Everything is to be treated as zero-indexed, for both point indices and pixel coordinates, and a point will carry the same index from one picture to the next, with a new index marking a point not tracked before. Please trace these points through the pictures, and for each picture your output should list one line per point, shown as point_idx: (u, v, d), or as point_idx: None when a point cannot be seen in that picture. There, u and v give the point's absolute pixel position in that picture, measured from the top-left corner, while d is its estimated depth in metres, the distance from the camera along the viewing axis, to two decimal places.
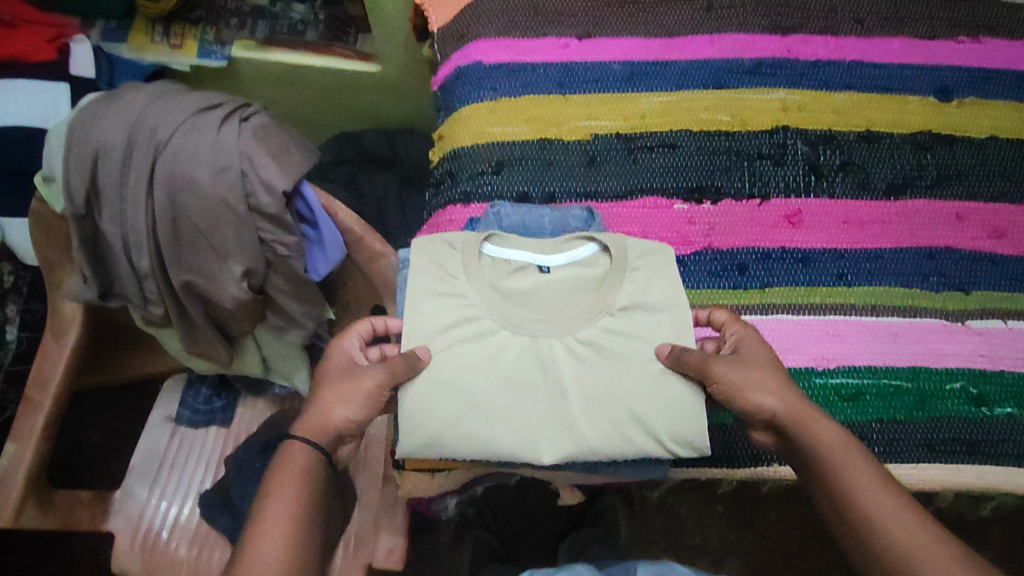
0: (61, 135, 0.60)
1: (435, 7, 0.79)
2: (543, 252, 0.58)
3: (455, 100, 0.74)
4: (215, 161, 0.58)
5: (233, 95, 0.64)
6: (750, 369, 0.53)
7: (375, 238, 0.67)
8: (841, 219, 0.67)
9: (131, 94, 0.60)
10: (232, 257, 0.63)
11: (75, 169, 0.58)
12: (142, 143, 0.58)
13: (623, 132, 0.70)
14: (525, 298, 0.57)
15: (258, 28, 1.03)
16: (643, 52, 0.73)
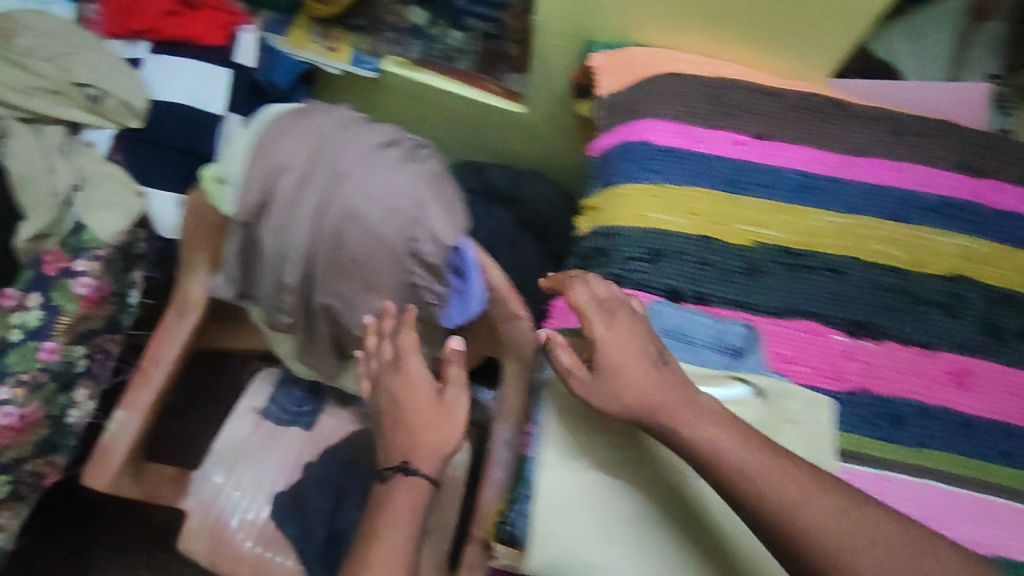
0: (243, 143, 0.60)
1: (608, 72, 0.76)
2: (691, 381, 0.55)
3: (614, 174, 0.72)
4: (390, 203, 0.59)
5: (410, 133, 0.64)
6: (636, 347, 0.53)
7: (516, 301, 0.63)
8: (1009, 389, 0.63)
9: (319, 116, 0.61)
10: (377, 290, 0.63)
11: (252, 182, 0.59)
12: (323, 170, 0.58)
13: (789, 246, 0.67)
14: None
15: (413, 46, 1.03)
16: (823, 166, 0.68)
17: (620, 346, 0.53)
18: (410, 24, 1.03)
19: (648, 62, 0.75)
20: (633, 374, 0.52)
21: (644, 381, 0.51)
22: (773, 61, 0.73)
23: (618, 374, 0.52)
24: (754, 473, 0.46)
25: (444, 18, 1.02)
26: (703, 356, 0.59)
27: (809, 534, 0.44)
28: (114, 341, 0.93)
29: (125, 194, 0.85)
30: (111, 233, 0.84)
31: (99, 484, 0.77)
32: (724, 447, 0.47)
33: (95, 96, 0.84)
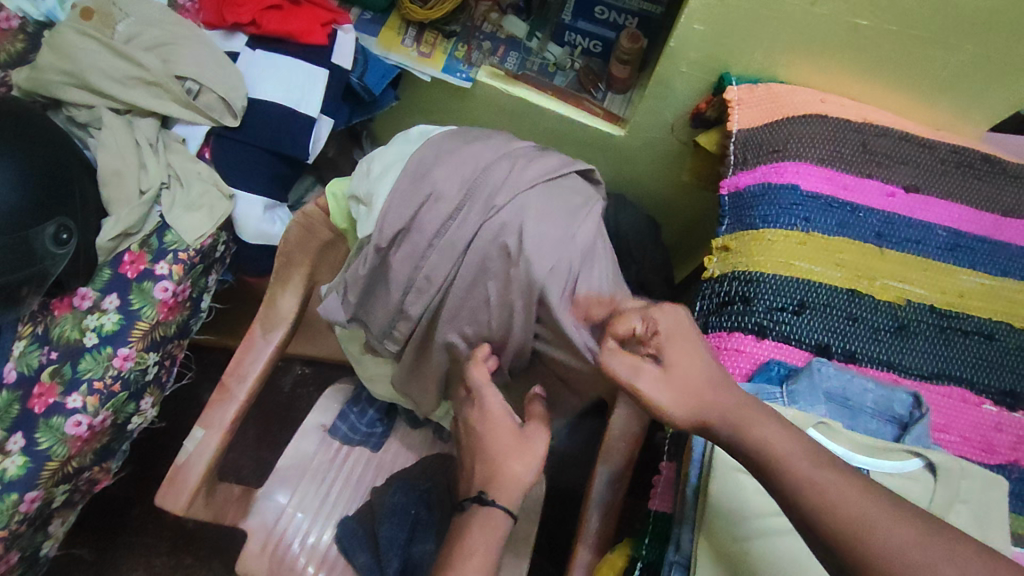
0: (395, 165, 0.59)
1: (742, 107, 0.74)
2: (864, 452, 0.53)
3: (751, 215, 0.69)
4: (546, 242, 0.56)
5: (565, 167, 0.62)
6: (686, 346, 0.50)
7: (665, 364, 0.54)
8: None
9: (478, 145, 0.59)
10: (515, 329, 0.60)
11: (402, 205, 0.56)
12: (477, 202, 0.56)
13: (938, 306, 0.64)
14: None
15: (509, 58, 1.01)
16: (972, 224, 0.67)
17: (677, 339, 0.50)
18: (507, 34, 1.02)
19: (793, 103, 0.73)
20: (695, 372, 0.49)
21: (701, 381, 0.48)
22: (924, 112, 0.74)
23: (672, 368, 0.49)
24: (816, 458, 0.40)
25: (544, 31, 1.01)
26: (868, 424, 0.57)
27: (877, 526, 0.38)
28: (181, 347, 0.86)
29: (212, 196, 0.81)
30: (195, 236, 0.79)
31: (174, 506, 0.68)
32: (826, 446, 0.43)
33: (192, 89, 0.81)
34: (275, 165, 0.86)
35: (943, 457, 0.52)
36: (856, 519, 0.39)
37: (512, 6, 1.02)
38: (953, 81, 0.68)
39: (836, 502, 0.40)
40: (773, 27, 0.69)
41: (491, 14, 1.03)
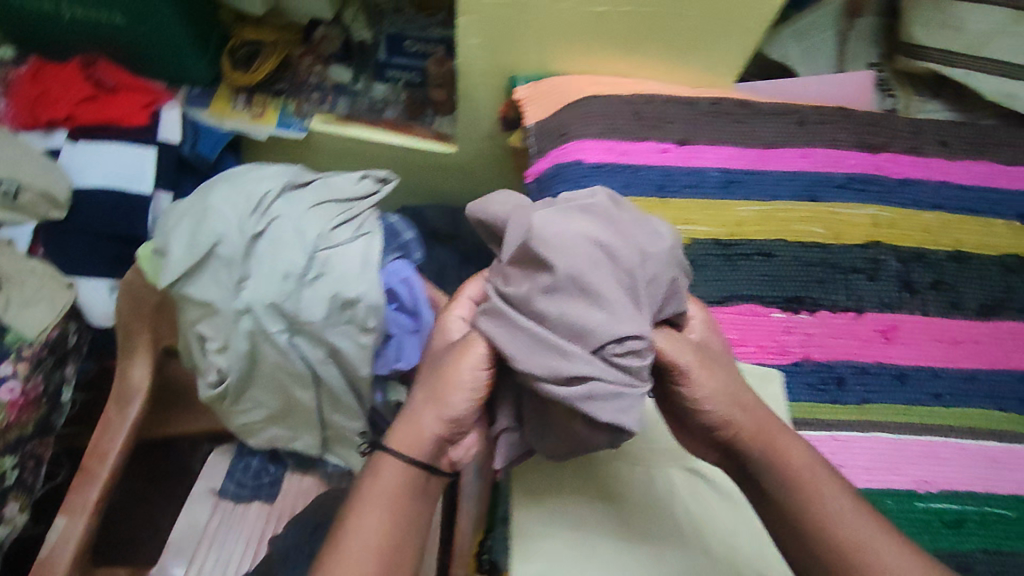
0: (191, 220, 0.60)
1: (533, 104, 0.81)
2: None
3: (550, 196, 0.75)
4: (347, 266, 0.60)
5: (363, 228, 0.63)
6: (723, 375, 0.51)
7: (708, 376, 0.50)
8: (1012, 336, 0.69)
9: (270, 205, 0.61)
10: (593, 329, 0.43)
11: (208, 260, 0.59)
12: (272, 272, 0.59)
13: (720, 238, 0.71)
14: None
15: (339, 102, 1.07)
16: (739, 161, 0.75)
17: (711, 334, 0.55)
18: (333, 81, 1.08)
19: (571, 90, 0.81)
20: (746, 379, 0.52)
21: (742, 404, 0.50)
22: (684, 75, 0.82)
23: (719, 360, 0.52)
24: (810, 469, 0.49)
25: (367, 73, 1.08)
26: None
27: (845, 541, 0.45)
28: (47, 446, 0.85)
29: (52, 288, 0.82)
30: (37, 331, 0.79)
31: None
32: (813, 466, 0.49)
33: (11, 190, 0.82)
34: (118, 247, 0.90)
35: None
36: (847, 522, 0.46)
37: (334, 56, 1.08)
38: (698, 45, 0.77)
39: (828, 508, 0.47)
40: (534, 26, 0.76)
41: (314, 66, 1.08)
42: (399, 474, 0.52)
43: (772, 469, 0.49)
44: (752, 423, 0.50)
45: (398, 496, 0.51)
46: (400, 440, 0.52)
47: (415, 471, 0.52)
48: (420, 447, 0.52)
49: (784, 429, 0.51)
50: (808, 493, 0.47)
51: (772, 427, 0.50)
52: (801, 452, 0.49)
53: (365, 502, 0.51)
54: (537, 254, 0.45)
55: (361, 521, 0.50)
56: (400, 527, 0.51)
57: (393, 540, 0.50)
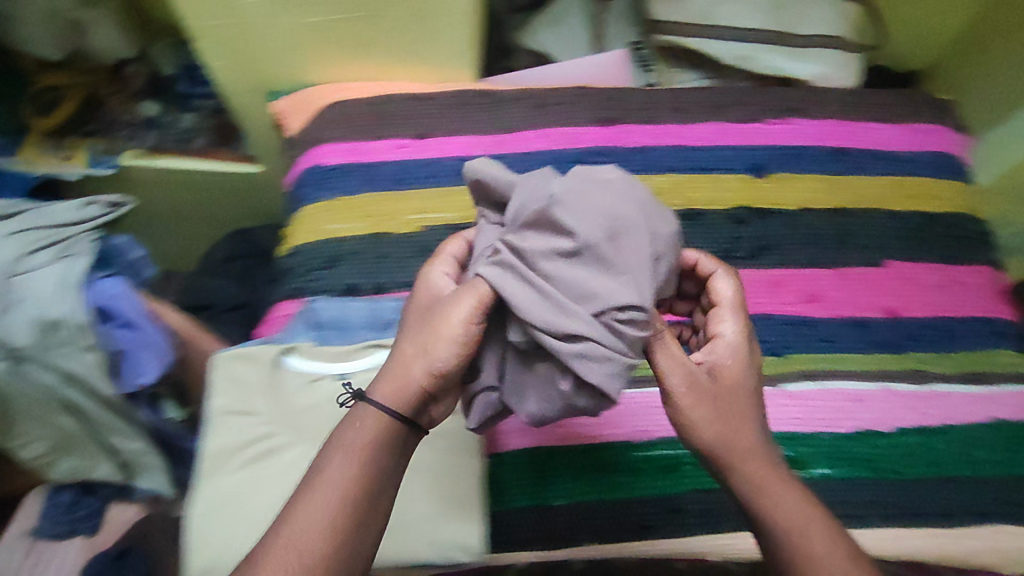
0: None
1: (292, 116, 0.84)
2: (337, 361, 0.60)
3: (299, 201, 0.77)
4: (43, 289, 0.62)
5: (64, 251, 0.65)
6: (718, 395, 0.47)
7: (726, 382, 0.48)
8: (772, 284, 0.73)
9: None
10: (600, 295, 0.42)
11: None
12: None
13: (454, 223, 0.73)
14: (322, 412, 0.58)
15: (147, 137, 1.08)
16: (476, 148, 0.77)
17: (728, 355, 0.50)
18: (142, 117, 1.08)
19: (322, 96, 0.82)
20: (748, 406, 0.47)
21: (742, 417, 0.47)
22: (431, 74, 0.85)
23: (721, 392, 0.47)
24: (793, 499, 0.44)
25: (173, 105, 1.09)
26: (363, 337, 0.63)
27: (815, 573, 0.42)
28: None
29: None
30: None
31: None
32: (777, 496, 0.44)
33: None
34: None
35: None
36: (819, 551, 0.42)
37: (143, 91, 1.08)
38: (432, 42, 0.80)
39: (799, 535, 0.43)
40: (266, 43, 0.77)
41: (122, 104, 1.08)
42: (390, 428, 0.44)
43: (761, 494, 0.44)
44: (725, 441, 0.45)
45: (377, 453, 0.43)
46: (388, 391, 0.44)
47: (392, 429, 0.44)
48: (403, 397, 0.44)
49: (778, 470, 0.46)
50: (797, 520, 0.43)
51: (758, 453, 0.46)
52: (798, 503, 0.44)
53: (335, 457, 0.42)
54: (555, 223, 0.44)
55: (316, 494, 0.41)
56: (369, 482, 0.42)
57: (355, 498, 0.41)
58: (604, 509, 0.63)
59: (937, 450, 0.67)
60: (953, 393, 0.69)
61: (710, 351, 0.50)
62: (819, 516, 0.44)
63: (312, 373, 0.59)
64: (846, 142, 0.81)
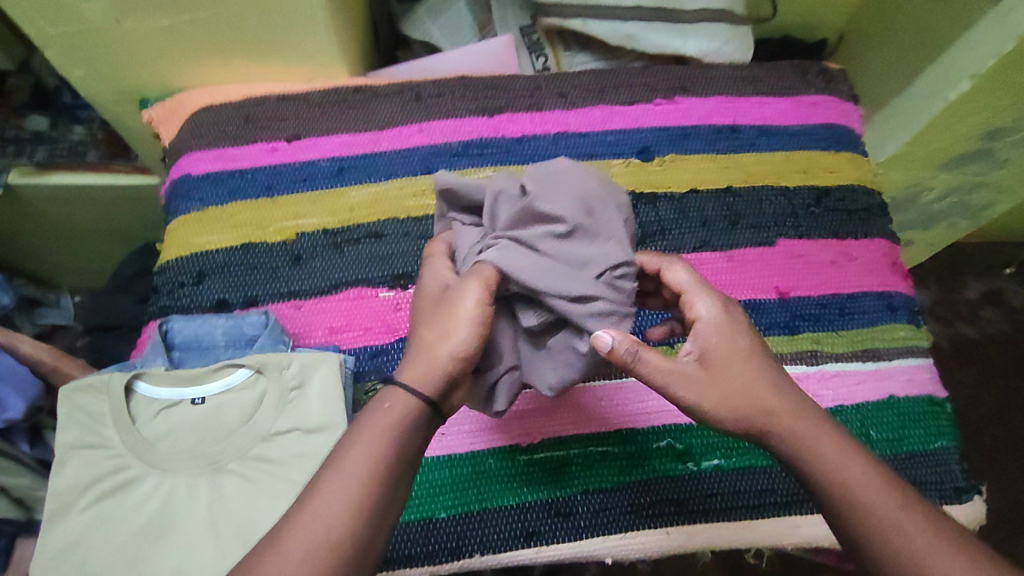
0: None
1: (163, 124, 0.79)
2: (191, 384, 0.56)
3: (169, 214, 0.74)
4: None
5: None
6: (724, 380, 0.49)
7: (724, 363, 0.50)
8: None
9: None
10: (595, 260, 0.50)
11: None
12: None
13: (330, 227, 0.71)
14: (177, 439, 0.55)
15: (36, 153, 1.00)
16: (352, 148, 0.75)
17: (723, 336, 0.51)
18: (31, 132, 1.01)
19: (190, 101, 0.78)
20: (760, 372, 0.50)
21: (758, 392, 0.49)
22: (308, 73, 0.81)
23: (723, 372, 0.50)
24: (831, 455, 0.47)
25: (62, 119, 1.03)
26: (225, 356, 0.60)
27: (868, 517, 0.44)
28: None
29: None
30: None
31: None
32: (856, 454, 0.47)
33: None
34: None
35: (258, 360, 0.57)
36: (866, 496, 0.45)
37: (26, 105, 1.01)
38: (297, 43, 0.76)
39: (844, 479, 0.46)
40: (119, 51, 0.73)
41: (8, 120, 1.01)
42: (413, 411, 0.45)
43: (802, 452, 0.47)
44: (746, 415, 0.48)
45: (398, 436, 0.44)
46: (416, 374, 0.46)
47: (417, 414, 0.45)
48: (433, 376, 0.46)
49: (813, 426, 0.49)
50: (842, 474, 0.46)
51: (790, 419, 0.49)
52: (834, 450, 0.47)
53: (363, 438, 0.43)
54: (541, 212, 0.51)
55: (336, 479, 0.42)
56: (393, 463, 0.43)
57: (378, 479, 0.43)
58: (493, 517, 0.60)
59: None
60: (845, 371, 0.67)
61: (697, 336, 0.51)
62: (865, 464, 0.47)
63: (165, 399, 0.56)
64: (734, 119, 0.79)
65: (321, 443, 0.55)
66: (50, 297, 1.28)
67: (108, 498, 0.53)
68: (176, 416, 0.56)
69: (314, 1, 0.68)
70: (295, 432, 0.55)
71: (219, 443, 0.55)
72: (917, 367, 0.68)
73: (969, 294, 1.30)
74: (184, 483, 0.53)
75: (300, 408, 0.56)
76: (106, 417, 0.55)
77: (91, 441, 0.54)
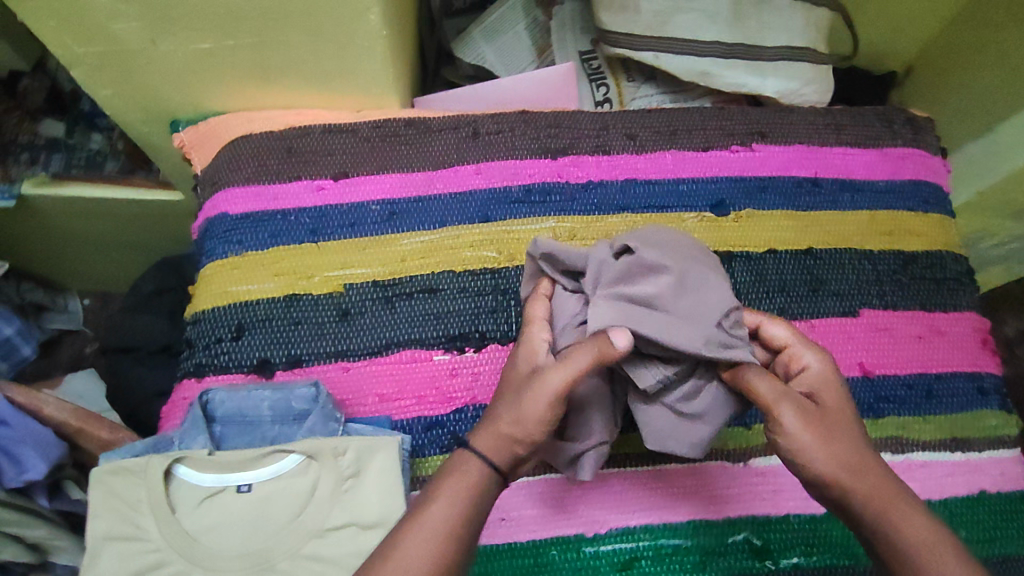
0: None
1: (197, 149, 0.72)
2: (237, 469, 0.52)
3: (203, 254, 0.67)
4: None
5: None
6: (829, 432, 0.47)
7: (828, 414, 0.48)
8: None
9: None
10: (712, 311, 0.49)
11: None
12: None
13: (380, 279, 0.65)
14: (221, 532, 0.50)
15: (53, 161, 0.93)
16: (404, 189, 0.68)
17: (830, 387, 0.49)
18: (47, 138, 0.94)
19: (226, 128, 0.71)
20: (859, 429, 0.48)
21: (857, 453, 0.46)
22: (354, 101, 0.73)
23: (825, 419, 0.48)
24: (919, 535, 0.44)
25: (81, 124, 0.96)
26: (270, 431, 0.55)
27: None
28: None
29: None
30: None
31: None
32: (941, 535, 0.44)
33: None
34: None
35: (311, 446, 0.52)
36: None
37: (42, 110, 0.95)
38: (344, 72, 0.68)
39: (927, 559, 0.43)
40: (153, 73, 0.65)
41: (23, 124, 0.94)
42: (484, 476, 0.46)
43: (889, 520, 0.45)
44: (852, 476, 0.45)
45: (474, 497, 0.45)
46: (483, 442, 0.47)
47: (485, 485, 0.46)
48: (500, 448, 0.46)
49: (904, 495, 0.46)
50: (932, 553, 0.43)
51: (883, 489, 0.46)
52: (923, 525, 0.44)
53: (442, 495, 0.44)
54: (646, 268, 0.50)
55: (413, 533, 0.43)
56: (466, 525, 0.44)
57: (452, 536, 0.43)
58: None
59: None
60: (935, 462, 0.64)
61: (803, 383, 0.50)
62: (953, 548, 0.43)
63: (208, 484, 0.52)
64: (815, 172, 0.73)
65: (379, 541, 0.50)
66: (59, 301, 1.19)
67: None
68: (220, 505, 0.51)
69: (373, 28, 0.61)
70: (351, 527, 0.51)
71: (267, 536, 0.50)
72: (1005, 461, 0.65)
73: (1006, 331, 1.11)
74: None
75: (357, 501, 0.51)
76: (143, 505, 0.50)
77: (127, 531, 0.49)
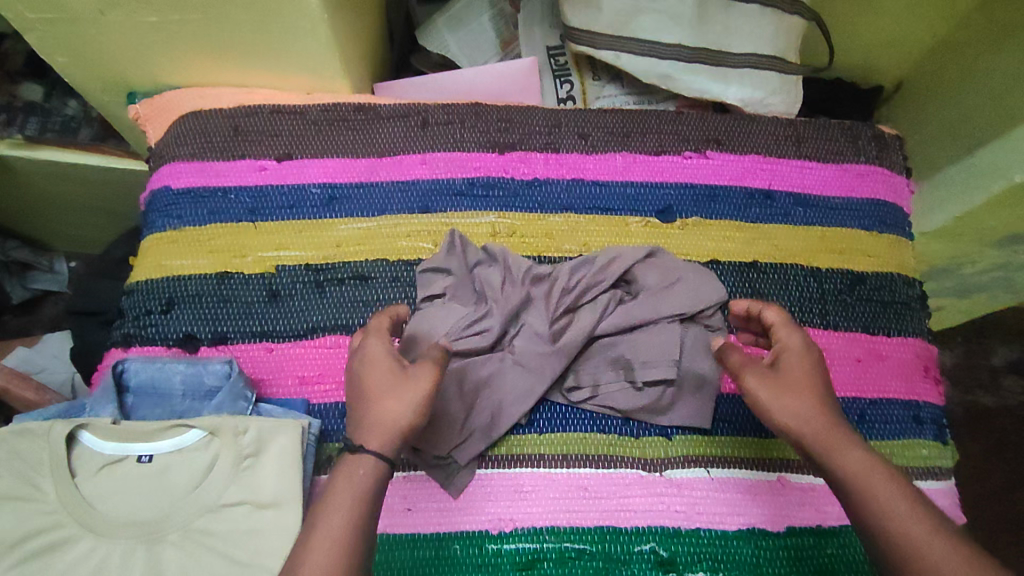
0: None
1: (151, 122, 0.73)
2: (141, 440, 0.53)
3: (144, 227, 0.68)
4: None
5: None
6: (787, 382, 0.49)
7: (794, 364, 0.51)
8: None
9: None
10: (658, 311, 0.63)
11: None
12: None
13: (313, 263, 0.65)
14: (118, 499, 0.51)
15: (28, 124, 0.94)
16: (346, 175, 0.68)
17: (797, 354, 0.51)
18: (25, 101, 0.96)
19: (180, 104, 0.72)
20: (818, 384, 0.50)
21: (812, 398, 0.48)
22: (305, 84, 0.73)
23: (786, 373, 0.50)
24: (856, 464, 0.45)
25: (60, 90, 0.97)
26: (181, 405, 0.57)
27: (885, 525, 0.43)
28: None
29: None
30: None
31: None
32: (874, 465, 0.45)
33: None
34: None
35: (213, 423, 0.52)
36: (889, 508, 0.43)
37: (21, 72, 0.96)
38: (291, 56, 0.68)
39: (870, 483, 0.44)
40: (105, 45, 0.66)
41: (2, 86, 0.95)
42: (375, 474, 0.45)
43: (830, 452, 0.46)
44: (808, 425, 0.48)
45: (365, 498, 0.44)
46: (374, 440, 0.45)
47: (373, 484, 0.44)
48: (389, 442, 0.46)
49: (841, 430, 0.47)
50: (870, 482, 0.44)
51: (828, 424, 0.47)
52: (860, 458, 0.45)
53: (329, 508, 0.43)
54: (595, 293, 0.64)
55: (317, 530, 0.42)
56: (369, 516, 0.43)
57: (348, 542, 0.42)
58: None
59: (824, 560, 0.59)
60: None
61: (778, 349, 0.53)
62: (886, 476, 0.44)
63: (112, 452, 0.53)
64: (769, 184, 0.71)
65: (271, 521, 0.50)
66: (44, 262, 1.21)
67: (37, 557, 0.49)
68: (120, 473, 0.52)
69: (313, 11, 0.60)
70: (245, 505, 0.51)
71: (162, 507, 0.51)
72: (936, 491, 0.63)
73: (994, 360, 1.07)
74: (121, 550, 0.50)
75: (253, 479, 0.51)
76: (45, 468, 0.51)
77: (26, 491, 0.51)
